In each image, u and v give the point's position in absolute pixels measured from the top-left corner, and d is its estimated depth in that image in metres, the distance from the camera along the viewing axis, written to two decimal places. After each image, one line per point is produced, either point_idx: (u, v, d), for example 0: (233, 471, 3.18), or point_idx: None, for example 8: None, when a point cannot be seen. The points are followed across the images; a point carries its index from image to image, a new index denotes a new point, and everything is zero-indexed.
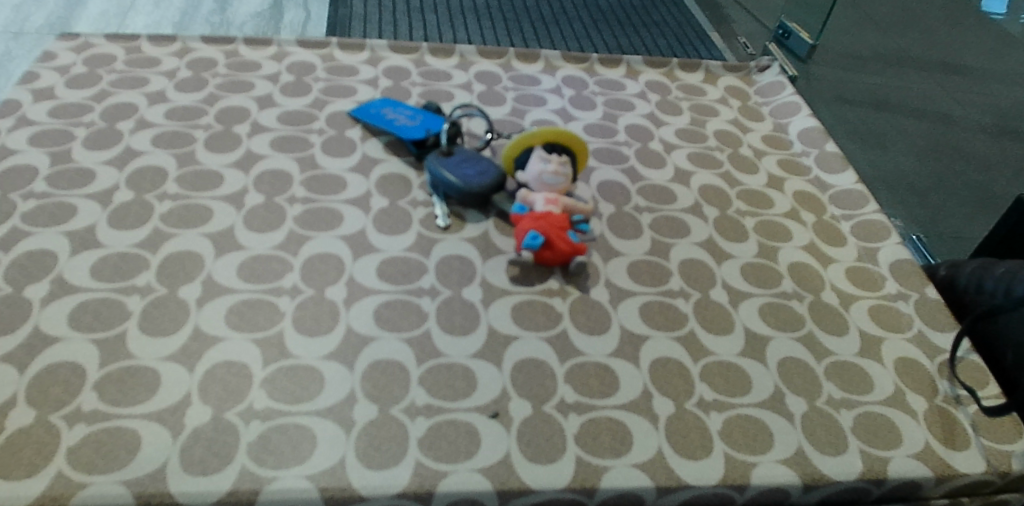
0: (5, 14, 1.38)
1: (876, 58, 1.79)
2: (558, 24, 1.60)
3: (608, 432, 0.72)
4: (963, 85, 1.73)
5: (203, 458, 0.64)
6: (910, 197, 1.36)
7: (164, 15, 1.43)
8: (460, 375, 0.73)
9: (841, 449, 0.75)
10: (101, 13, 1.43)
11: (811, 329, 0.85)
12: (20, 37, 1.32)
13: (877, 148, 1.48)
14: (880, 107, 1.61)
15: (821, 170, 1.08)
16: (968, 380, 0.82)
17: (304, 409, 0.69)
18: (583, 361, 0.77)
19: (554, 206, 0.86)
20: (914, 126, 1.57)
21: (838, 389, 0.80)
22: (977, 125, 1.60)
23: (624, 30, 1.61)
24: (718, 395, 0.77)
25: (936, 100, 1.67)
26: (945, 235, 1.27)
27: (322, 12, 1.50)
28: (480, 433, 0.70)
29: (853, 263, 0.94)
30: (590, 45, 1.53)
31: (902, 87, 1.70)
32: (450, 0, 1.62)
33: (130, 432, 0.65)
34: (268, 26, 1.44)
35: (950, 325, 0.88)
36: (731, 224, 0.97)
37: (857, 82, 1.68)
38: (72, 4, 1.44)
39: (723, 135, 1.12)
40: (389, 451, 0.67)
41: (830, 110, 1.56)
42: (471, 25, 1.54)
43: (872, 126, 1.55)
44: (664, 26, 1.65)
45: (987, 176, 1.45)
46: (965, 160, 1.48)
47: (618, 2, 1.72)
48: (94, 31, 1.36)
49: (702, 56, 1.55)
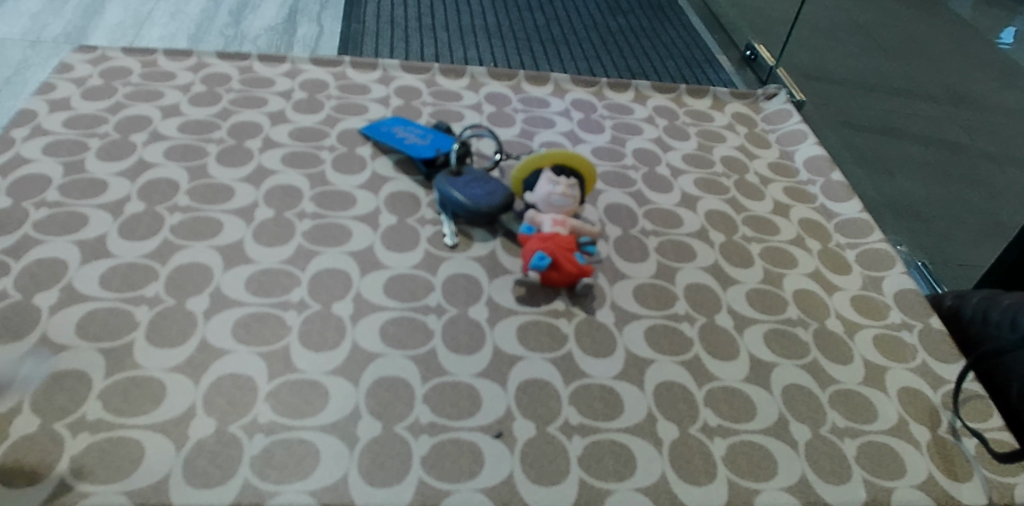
0: (23, 23, 1.40)
1: (884, 86, 1.81)
2: (567, 45, 1.62)
3: (612, 455, 0.72)
4: (970, 113, 1.75)
5: (206, 471, 0.64)
6: (916, 224, 1.37)
7: (179, 28, 1.45)
8: (465, 394, 0.74)
9: (844, 478, 0.75)
10: (118, 23, 1.45)
11: (816, 358, 0.85)
12: (38, 44, 1.34)
13: (884, 174, 1.50)
14: (886, 133, 1.63)
15: (827, 199, 1.08)
16: (969, 413, 0.83)
17: (307, 424, 0.69)
18: (588, 383, 0.77)
19: (560, 227, 0.85)
20: (921, 153, 1.58)
21: (842, 417, 0.80)
22: (983, 153, 1.61)
23: (633, 52, 1.63)
24: (723, 420, 0.77)
25: (943, 127, 1.68)
26: (949, 262, 1.28)
27: (335, 28, 1.52)
28: (484, 452, 0.69)
29: (858, 292, 0.95)
30: (600, 67, 1.54)
31: (909, 114, 1.71)
32: (463, 19, 1.64)
33: (133, 443, 0.65)
34: (281, 41, 1.46)
35: (954, 356, 0.89)
36: (738, 250, 0.97)
37: (863, 108, 1.70)
38: (89, 14, 1.46)
39: (730, 161, 1.12)
40: (392, 468, 0.67)
41: (836, 135, 1.58)
42: (482, 43, 1.56)
43: (878, 152, 1.56)
44: (672, 49, 1.67)
45: (993, 203, 1.46)
46: (972, 188, 1.50)
47: (628, 25, 1.74)
48: (109, 43, 1.38)
49: (710, 80, 1.57)
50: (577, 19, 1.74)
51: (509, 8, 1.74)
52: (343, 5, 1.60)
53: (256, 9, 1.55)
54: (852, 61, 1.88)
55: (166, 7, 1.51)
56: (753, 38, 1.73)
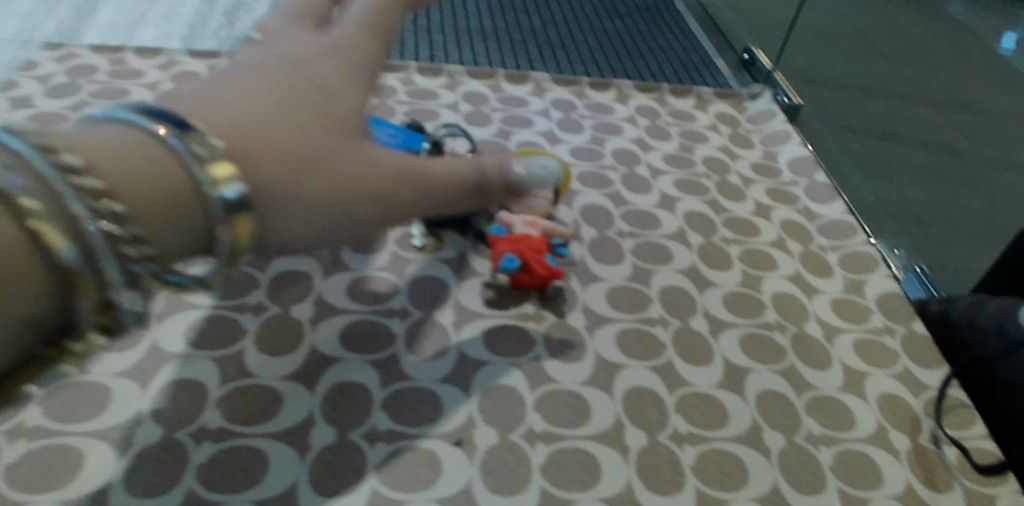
0: (15, 22, 1.38)
1: (882, 90, 1.82)
2: (563, 48, 1.59)
3: (576, 464, 0.69)
4: (968, 118, 1.77)
5: (148, 478, 0.62)
6: (915, 228, 1.36)
7: (173, 29, 1.43)
8: (426, 400, 0.71)
9: (819, 488, 0.72)
10: (111, 23, 1.43)
11: (793, 363, 0.83)
12: (30, 44, 1.33)
13: (883, 178, 1.49)
14: (885, 137, 1.64)
15: (810, 200, 1.06)
16: (951, 421, 0.80)
17: (259, 430, 0.66)
18: (555, 389, 0.75)
19: (532, 229, 0.83)
20: (920, 157, 1.60)
21: (818, 425, 0.78)
22: (982, 158, 1.63)
23: (630, 55, 1.60)
24: (693, 428, 0.75)
25: (942, 132, 1.70)
26: (948, 268, 1.26)
27: None
28: (442, 461, 0.67)
29: (839, 295, 0.92)
30: (596, 69, 1.52)
31: (907, 119, 1.73)
32: (457, 22, 1.61)
33: (74, 450, 0.63)
34: None
35: (936, 362, 0.86)
36: (716, 252, 0.95)
37: (861, 112, 1.70)
38: (82, 14, 1.44)
39: (711, 162, 1.10)
40: (345, 477, 0.65)
41: (836, 138, 1.56)
42: (477, 46, 1.53)
43: (877, 156, 1.56)
44: (671, 51, 1.63)
45: (992, 208, 1.47)
46: (973, 192, 1.51)
47: (625, 27, 1.72)
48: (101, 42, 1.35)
49: (707, 83, 1.53)
50: (574, 21, 1.72)
51: (506, 11, 1.71)
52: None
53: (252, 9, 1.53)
54: (850, 64, 1.88)
55: (160, 9, 1.50)
56: (752, 41, 1.71)
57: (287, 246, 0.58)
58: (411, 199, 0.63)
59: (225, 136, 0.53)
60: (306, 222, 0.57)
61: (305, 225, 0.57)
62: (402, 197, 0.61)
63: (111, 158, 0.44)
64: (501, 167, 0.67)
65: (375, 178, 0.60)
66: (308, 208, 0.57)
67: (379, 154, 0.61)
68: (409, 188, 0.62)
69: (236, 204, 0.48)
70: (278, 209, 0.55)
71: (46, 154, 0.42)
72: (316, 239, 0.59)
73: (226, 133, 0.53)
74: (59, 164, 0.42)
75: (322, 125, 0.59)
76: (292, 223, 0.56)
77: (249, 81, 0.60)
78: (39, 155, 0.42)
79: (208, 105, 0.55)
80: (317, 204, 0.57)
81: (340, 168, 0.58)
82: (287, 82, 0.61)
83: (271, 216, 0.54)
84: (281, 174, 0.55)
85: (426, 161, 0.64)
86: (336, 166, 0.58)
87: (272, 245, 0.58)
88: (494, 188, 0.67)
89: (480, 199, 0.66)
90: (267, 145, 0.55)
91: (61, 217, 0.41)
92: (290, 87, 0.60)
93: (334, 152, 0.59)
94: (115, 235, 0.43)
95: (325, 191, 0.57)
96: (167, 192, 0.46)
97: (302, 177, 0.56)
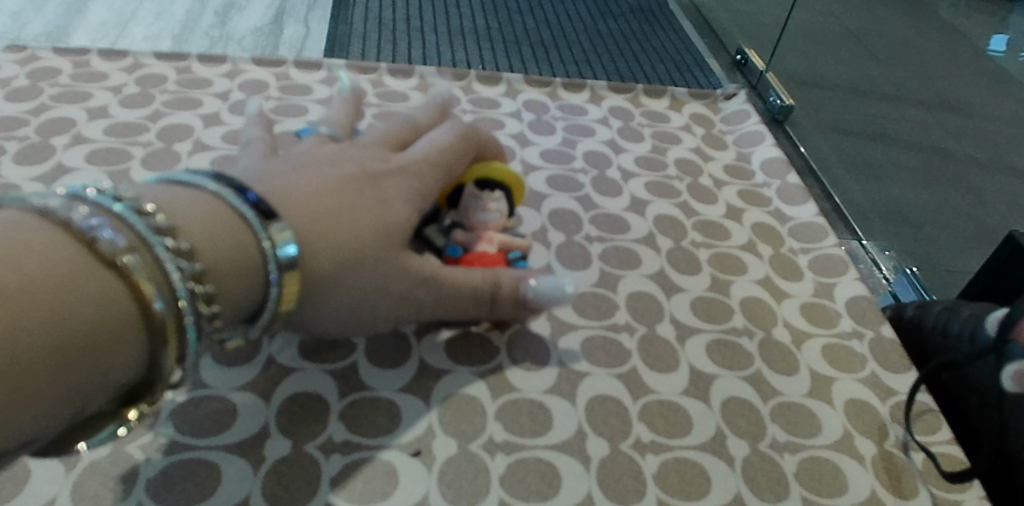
0: (2, 21, 1.37)
1: (872, 91, 1.85)
2: (557, 48, 1.58)
3: (536, 474, 0.69)
4: (957, 119, 1.81)
5: (96, 493, 0.61)
6: (904, 229, 1.39)
7: (165, 27, 1.42)
8: (384, 410, 0.70)
9: (782, 497, 0.72)
10: (101, 23, 1.41)
11: (759, 369, 0.83)
12: (18, 43, 1.31)
13: (875, 180, 1.52)
14: (876, 140, 1.67)
15: (782, 202, 1.05)
16: (918, 426, 0.80)
17: (211, 443, 0.65)
18: (517, 397, 0.74)
19: (490, 246, 0.83)
20: (910, 159, 1.64)
21: (783, 431, 0.77)
22: (971, 160, 1.69)
23: (624, 56, 1.58)
24: (656, 436, 0.74)
25: (932, 134, 1.75)
26: (939, 268, 1.30)
27: (322, 28, 1.49)
28: (399, 472, 0.66)
29: (809, 299, 0.92)
30: (589, 70, 1.50)
31: (896, 121, 1.77)
32: (451, 22, 1.60)
33: (19, 465, 0.62)
34: (267, 42, 1.42)
35: (904, 366, 0.86)
36: (686, 256, 0.94)
37: (852, 113, 1.73)
38: (69, 13, 1.42)
39: (684, 164, 1.09)
40: (299, 490, 0.64)
41: (829, 138, 1.58)
42: (470, 46, 1.52)
43: (868, 158, 1.59)
44: (664, 52, 1.62)
45: (982, 210, 1.54)
46: (961, 195, 1.57)
47: (619, 28, 1.71)
48: (91, 44, 1.33)
49: (698, 84, 1.51)
50: (567, 22, 1.71)
51: (499, 10, 1.70)
52: (329, 7, 1.57)
53: (243, 10, 1.52)
54: (839, 63, 1.90)
55: (150, 8, 1.47)
56: (743, 41, 1.71)
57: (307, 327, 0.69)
58: (433, 303, 0.73)
59: (293, 220, 0.63)
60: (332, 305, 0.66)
61: (340, 311, 0.67)
62: (419, 302, 0.72)
63: (204, 227, 0.57)
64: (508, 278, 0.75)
65: (399, 282, 0.69)
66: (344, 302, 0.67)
67: (421, 259, 0.71)
68: (436, 298, 0.73)
69: (287, 263, 0.60)
70: (308, 287, 0.64)
71: (144, 217, 0.54)
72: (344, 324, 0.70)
73: (301, 223, 0.63)
74: (152, 227, 0.53)
75: (390, 225, 0.69)
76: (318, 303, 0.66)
77: (316, 172, 0.69)
78: (137, 217, 0.53)
79: (298, 194, 0.65)
80: (351, 297, 0.67)
81: (375, 280, 0.67)
82: (334, 179, 0.68)
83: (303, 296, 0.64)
84: (329, 265, 0.64)
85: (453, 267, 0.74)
86: (385, 272, 0.68)
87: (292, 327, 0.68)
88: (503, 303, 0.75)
89: (481, 309, 0.75)
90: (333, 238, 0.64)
91: (149, 263, 0.52)
92: (332, 185, 0.68)
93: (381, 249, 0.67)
94: (194, 286, 0.54)
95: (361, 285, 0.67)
96: (239, 251, 0.59)
97: (344, 270, 0.65)
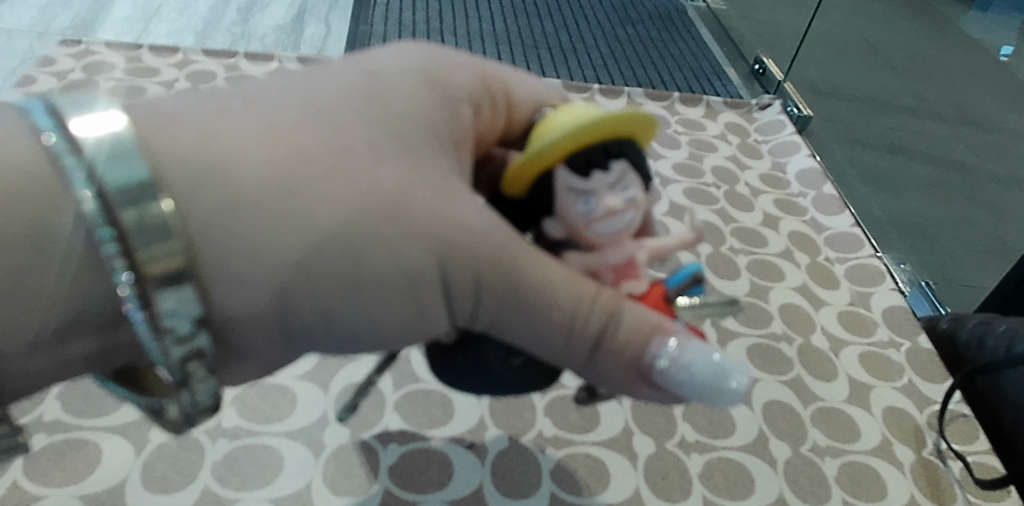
0: (30, 13, 1.37)
1: (891, 104, 1.87)
2: (575, 52, 1.60)
3: (586, 469, 0.70)
4: (978, 134, 1.82)
5: (165, 475, 0.63)
6: (920, 242, 1.40)
7: (187, 24, 1.44)
8: (438, 403, 0.72)
9: (823, 499, 0.73)
10: (126, 18, 1.42)
11: (799, 374, 0.84)
12: (45, 36, 1.32)
13: (892, 193, 1.54)
14: (893, 152, 1.69)
15: (817, 211, 1.07)
16: (955, 435, 0.81)
17: (273, 429, 0.67)
18: (565, 395, 0.76)
19: (639, 283, 0.47)
20: (927, 173, 1.66)
21: (824, 436, 0.78)
22: (990, 175, 1.69)
23: (641, 62, 1.60)
24: (701, 436, 0.75)
25: (950, 147, 1.76)
26: (954, 283, 1.31)
27: (342, 28, 1.51)
28: (454, 463, 0.68)
29: (845, 307, 0.93)
30: (607, 75, 1.52)
31: (916, 134, 1.78)
32: (472, 25, 1.62)
33: (91, 445, 0.64)
34: (289, 41, 1.44)
35: (940, 376, 0.87)
36: (724, 261, 0.96)
37: (870, 126, 1.75)
38: (98, 7, 1.43)
39: (721, 172, 1.11)
40: (358, 477, 0.65)
41: (846, 151, 1.60)
42: (489, 48, 1.54)
43: (886, 172, 1.61)
44: (680, 59, 1.64)
45: (1000, 224, 1.54)
46: (978, 209, 1.58)
47: (637, 34, 1.72)
48: (118, 39, 1.35)
49: (716, 92, 1.53)
50: (586, 26, 1.72)
51: (518, 14, 1.72)
52: (352, 6, 1.59)
53: (265, 8, 1.53)
54: (859, 76, 1.92)
55: (175, 3, 1.49)
56: (762, 48, 1.74)
57: (270, 350, 0.41)
58: (489, 320, 0.43)
59: (197, 165, 0.36)
60: (291, 305, 0.38)
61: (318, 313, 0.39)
62: (456, 305, 0.41)
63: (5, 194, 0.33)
64: (616, 307, 0.42)
65: (416, 257, 0.38)
66: (306, 308, 0.38)
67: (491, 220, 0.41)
68: (489, 307, 0.41)
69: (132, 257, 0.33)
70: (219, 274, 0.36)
71: None
72: (327, 346, 0.42)
73: (223, 161, 0.36)
74: None
75: (383, 154, 0.39)
76: (266, 308, 0.38)
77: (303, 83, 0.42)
78: None
79: (225, 120, 0.38)
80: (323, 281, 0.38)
81: (370, 255, 0.37)
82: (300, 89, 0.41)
83: (215, 306, 0.37)
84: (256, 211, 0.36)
85: (518, 240, 0.41)
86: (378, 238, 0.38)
87: (234, 370, 0.42)
88: (609, 340, 0.42)
89: (570, 343, 0.42)
90: (277, 183, 0.37)
91: None
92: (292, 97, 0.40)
93: (375, 194, 0.38)
94: None
95: (341, 266, 0.37)
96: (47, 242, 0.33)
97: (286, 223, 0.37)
